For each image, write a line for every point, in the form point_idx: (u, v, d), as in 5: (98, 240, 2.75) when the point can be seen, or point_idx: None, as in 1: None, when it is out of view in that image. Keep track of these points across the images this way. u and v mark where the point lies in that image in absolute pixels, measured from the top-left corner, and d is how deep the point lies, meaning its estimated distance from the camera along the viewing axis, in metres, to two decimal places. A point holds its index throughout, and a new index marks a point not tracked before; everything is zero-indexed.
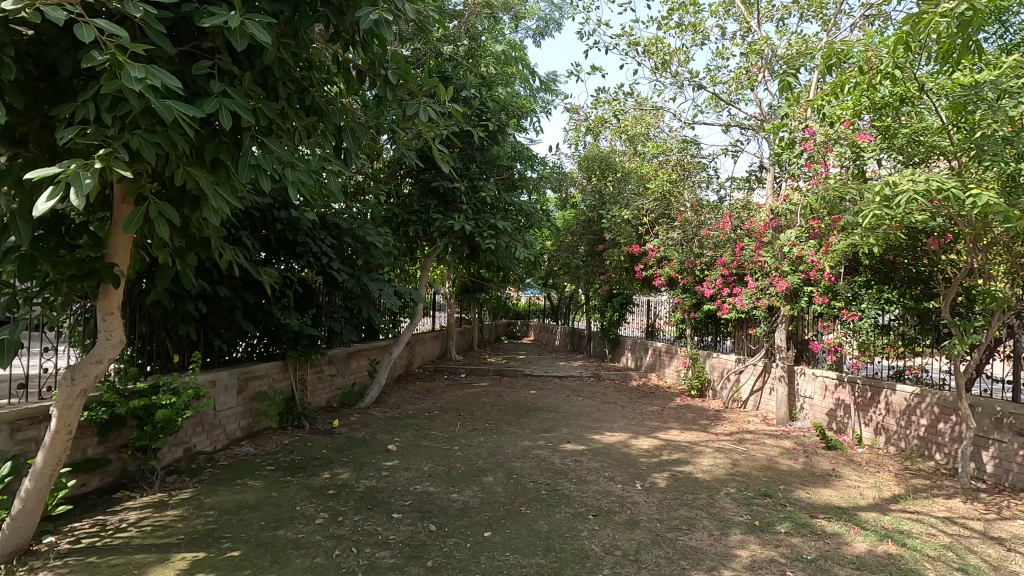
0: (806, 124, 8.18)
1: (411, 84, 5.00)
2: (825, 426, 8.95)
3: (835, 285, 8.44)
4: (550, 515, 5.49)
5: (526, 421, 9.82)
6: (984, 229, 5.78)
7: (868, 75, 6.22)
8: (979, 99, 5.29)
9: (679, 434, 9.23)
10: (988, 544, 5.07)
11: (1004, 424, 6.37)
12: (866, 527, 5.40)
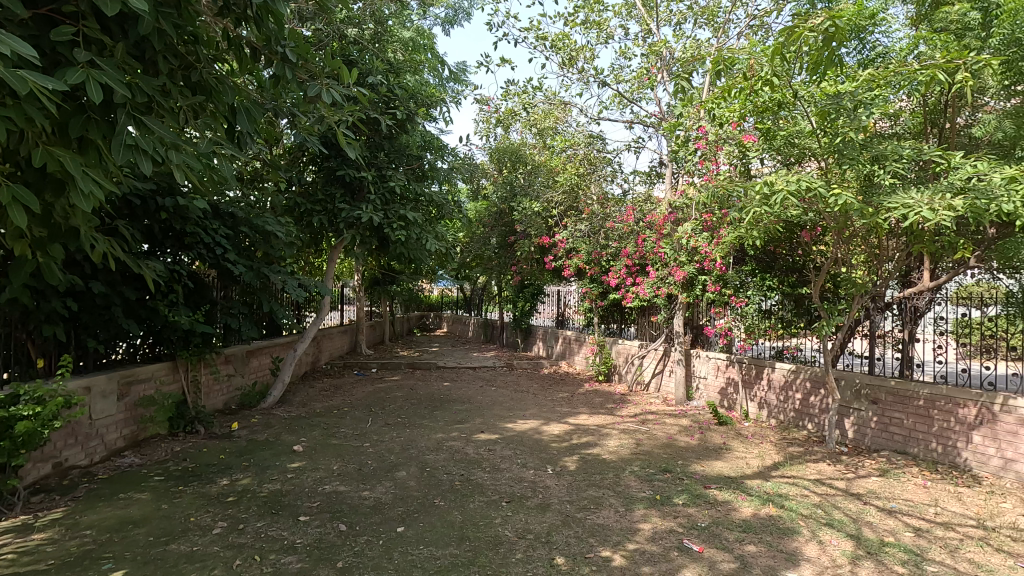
0: (699, 123, 8.81)
1: (313, 64, 4.73)
2: (717, 403, 9.75)
3: (724, 275, 9.11)
4: (463, 505, 5.52)
5: (440, 413, 9.79)
6: (846, 223, 6.55)
7: (752, 82, 6.77)
8: (839, 109, 6.05)
9: (587, 418, 9.63)
10: (849, 500, 5.78)
11: (862, 394, 7.33)
12: (751, 493, 5.97)
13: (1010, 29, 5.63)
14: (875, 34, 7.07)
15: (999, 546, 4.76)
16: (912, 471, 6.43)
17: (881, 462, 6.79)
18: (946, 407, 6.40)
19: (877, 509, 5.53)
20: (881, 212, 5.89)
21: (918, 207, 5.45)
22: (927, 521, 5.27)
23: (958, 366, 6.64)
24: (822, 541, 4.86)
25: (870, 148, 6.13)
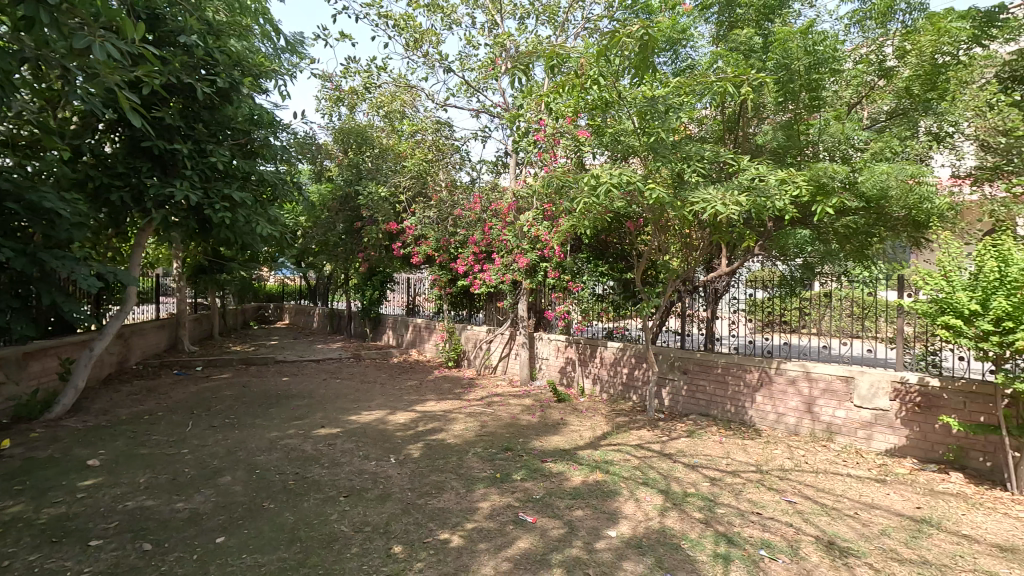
0: (538, 117, 9.25)
1: (92, 8, 3.98)
2: (557, 381, 10.38)
3: (564, 262, 9.76)
4: (296, 505, 5.19)
5: (276, 410, 9.08)
6: (661, 214, 7.37)
7: (584, 81, 7.23)
8: (655, 111, 6.87)
9: (435, 404, 9.64)
10: (662, 460, 6.55)
11: (676, 366, 8.37)
12: (581, 462, 6.47)
13: (782, 55, 6.84)
14: (685, 48, 8.00)
15: (770, 485, 5.75)
16: (712, 430, 7.49)
17: (689, 424, 7.80)
18: (738, 372, 7.62)
19: (682, 466, 6.34)
20: (686, 205, 6.63)
21: (713, 202, 6.25)
22: (720, 471, 6.17)
23: (746, 338, 7.75)
24: (637, 499, 5.43)
25: (679, 148, 7.05)
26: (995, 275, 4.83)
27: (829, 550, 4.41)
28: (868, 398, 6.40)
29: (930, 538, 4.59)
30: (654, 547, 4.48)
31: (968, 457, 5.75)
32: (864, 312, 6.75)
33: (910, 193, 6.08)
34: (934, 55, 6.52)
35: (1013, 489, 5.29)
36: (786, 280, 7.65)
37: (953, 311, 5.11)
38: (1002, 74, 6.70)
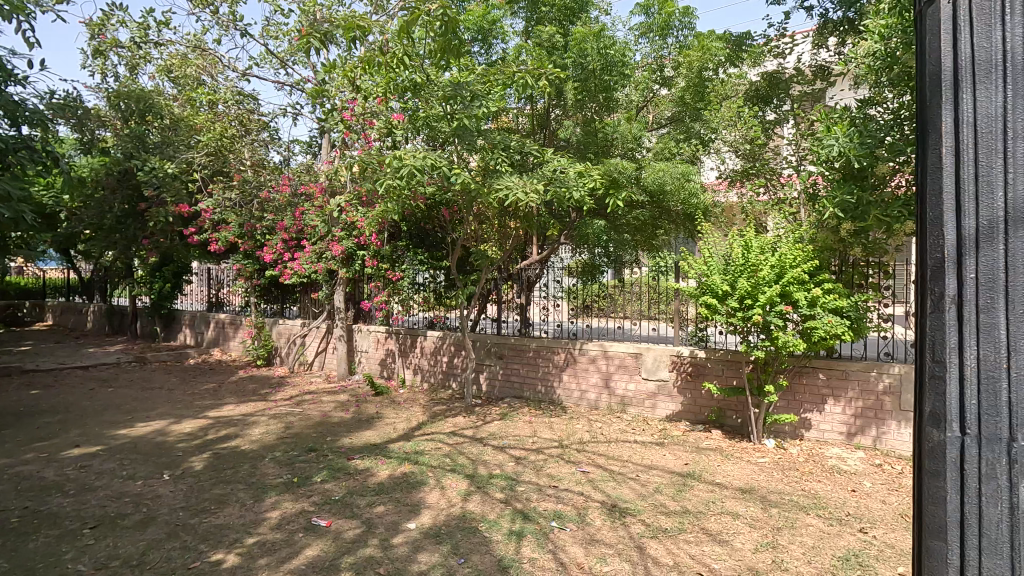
0: (346, 94, 8.33)
1: None
2: (377, 374, 9.77)
3: (381, 249, 8.76)
4: (16, 549, 4.10)
5: (8, 432, 7.18)
6: (470, 204, 7.20)
7: (392, 60, 6.46)
8: (459, 97, 6.52)
9: (233, 408, 8.46)
10: (472, 445, 6.49)
11: (492, 352, 8.37)
12: (391, 455, 6.18)
13: (578, 54, 7.17)
14: (497, 41, 7.84)
15: (569, 458, 5.94)
16: (523, 411, 7.59)
17: (504, 408, 7.84)
18: (546, 355, 7.78)
19: (491, 449, 6.35)
20: (491, 191, 6.41)
21: (515, 189, 6.21)
22: (526, 450, 6.26)
23: (556, 322, 7.75)
24: (443, 487, 5.31)
25: (482, 134, 6.76)
26: (740, 258, 5.63)
27: (611, 513, 4.63)
28: (652, 371, 6.93)
29: (692, 490, 5.03)
30: (453, 534, 4.34)
31: (725, 416, 6.47)
32: (658, 297, 7.02)
33: (683, 187, 6.67)
34: (701, 72, 7.22)
35: (757, 438, 6.00)
36: (587, 265, 7.77)
37: (710, 292, 5.80)
38: (750, 94, 7.36)
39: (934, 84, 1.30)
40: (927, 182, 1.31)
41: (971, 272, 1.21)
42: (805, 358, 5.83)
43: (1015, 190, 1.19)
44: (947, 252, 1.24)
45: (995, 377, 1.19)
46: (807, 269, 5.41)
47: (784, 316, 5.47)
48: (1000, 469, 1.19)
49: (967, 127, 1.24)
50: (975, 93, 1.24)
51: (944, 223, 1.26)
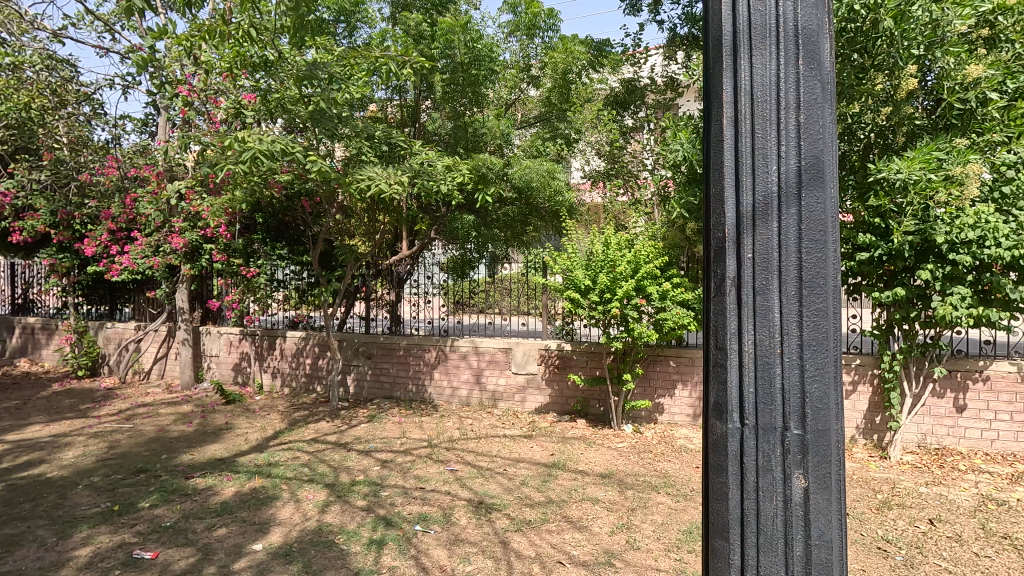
0: (182, 66, 6.83)
1: None
2: (229, 381, 8.40)
3: (231, 243, 7.59)
4: None
5: None
6: (331, 194, 6.29)
7: (237, 33, 5.31)
8: (313, 78, 5.35)
9: (39, 428, 6.57)
10: (336, 451, 5.69)
11: (360, 351, 7.63)
12: (238, 471, 5.11)
13: (443, 45, 6.46)
14: (361, 26, 7.01)
15: (437, 458, 5.49)
16: (393, 412, 7.00)
17: (372, 409, 7.19)
18: (417, 352, 7.29)
19: (358, 453, 5.61)
20: (356, 183, 5.60)
21: (378, 181, 5.54)
22: (393, 452, 5.65)
23: (427, 320, 7.36)
24: (299, 500, 4.49)
25: (345, 121, 5.86)
26: (601, 255, 5.82)
27: (477, 510, 4.32)
28: (521, 365, 6.78)
29: (556, 480, 4.96)
30: (305, 550, 3.67)
31: (589, 405, 6.58)
32: (532, 292, 6.83)
33: (549, 185, 6.58)
34: (567, 74, 6.97)
35: (616, 424, 6.24)
36: (458, 261, 7.41)
37: (574, 286, 5.96)
38: (610, 101, 7.59)
39: (714, 47, 1.12)
40: (709, 154, 1.12)
41: (746, 256, 1.04)
42: (658, 347, 6.16)
43: (790, 163, 1.02)
44: (725, 234, 1.07)
45: (771, 379, 1.03)
46: (658, 265, 5.72)
47: (638, 308, 5.75)
48: (775, 460, 1.03)
49: (742, 94, 1.06)
50: (750, 55, 1.06)
51: (722, 202, 1.08)
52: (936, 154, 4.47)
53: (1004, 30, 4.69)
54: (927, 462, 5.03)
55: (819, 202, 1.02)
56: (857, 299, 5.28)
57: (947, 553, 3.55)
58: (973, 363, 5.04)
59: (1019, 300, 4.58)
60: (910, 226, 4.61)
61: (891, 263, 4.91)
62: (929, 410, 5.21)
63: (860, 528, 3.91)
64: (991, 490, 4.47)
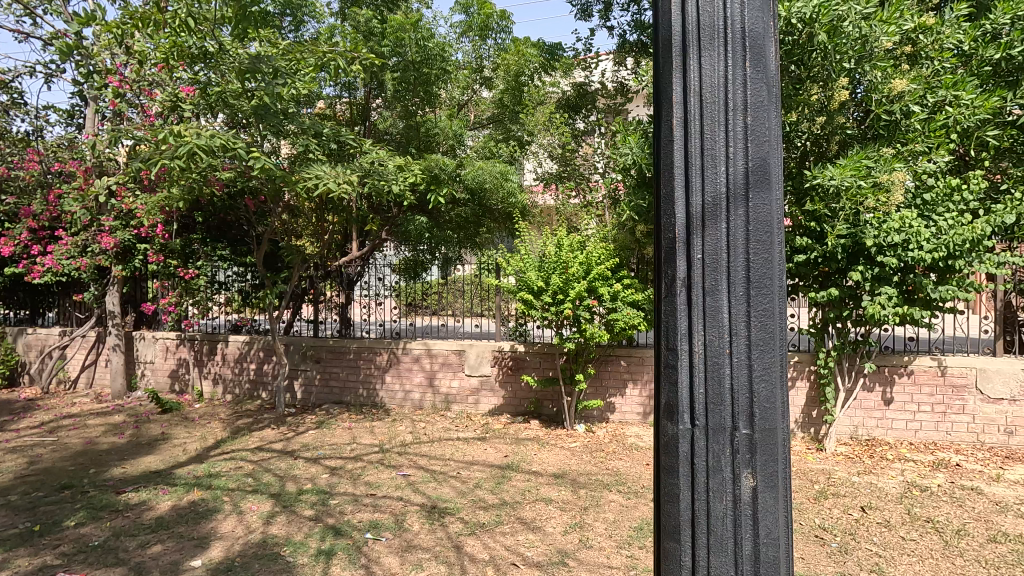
0: (113, 55, 6.42)
1: None
2: (165, 390, 7.95)
3: (168, 243, 7.18)
4: None
5: None
6: (276, 192, 6.05)
7: (174, 22, 5.06)
8: (257, 72, 5.15)
9: None
10: (281, 459, 5.47)
11: (308, 355, 7.39)
12: (175, 483, 4.82)
13: (394, 43, 6.33)
14: (308, 20, 6.80)
15: (388, 463, 5.37)
16: (343, 417, 6.80)
17: (320, 415, 6.96)
18: (368, 356, 7.12)
19: (306, 461, 5.42)
20: (302, 181, 5.40)
21: (326, 179, 5.35)
22: (342, 459, 5.49)
23: (378, 322, 7.16)
24: (241, 512, 4.29)
25: (291, 116, 5.63)
26: (554, 256, 5.85)
27: (430, 515, 4.24)
28: (475, 367, 6.74)
29: (510, 481, 4.95)
30: (248, 564, 3.50)
31: (543, 406, 6.61)
32: (485, 293, 6.78)
33: (501, 187, 6.57)
34: (519, 76, 7.01)
35: (569, 424, 6.29)
36: (410, 262, 7.30)
37: (527, 288, 5.97)
38: (562, 104, 7.66)
39: (664, 48, 1.12)
40: (660, 154, 1.13)
41: (696, 256, 1.05)
42: (609, 347, 6.24)
43: (738, 165, 1.04)
44: (676, 233, 1.07)
45: (720, 379, 1.04)
46: (609, 266, 5.79)
47: (590, 309, 5.81)
48: (725, 460, 1.04)
49: (692, 94, 1.07)
50: (700, 55, 1.07)
51: (673, 202, 1.09)
52: (865, 162, 4.75)
53: (925, 47, 5.02)
54: (859, 452, 5.32)
55: (765, 204, 1.04)
56: (794, 299, 5.59)
57: (879, 538, 3.76)
58: (898, 358, 5.38)
59: (938, 299, 4.91)
60: (843, 230, 4.88)
61: (826, 265, 5.16)
62: (860, 404, 5.52)
63: (799, 517, 4.08)
64: (916, 477, 4.77)
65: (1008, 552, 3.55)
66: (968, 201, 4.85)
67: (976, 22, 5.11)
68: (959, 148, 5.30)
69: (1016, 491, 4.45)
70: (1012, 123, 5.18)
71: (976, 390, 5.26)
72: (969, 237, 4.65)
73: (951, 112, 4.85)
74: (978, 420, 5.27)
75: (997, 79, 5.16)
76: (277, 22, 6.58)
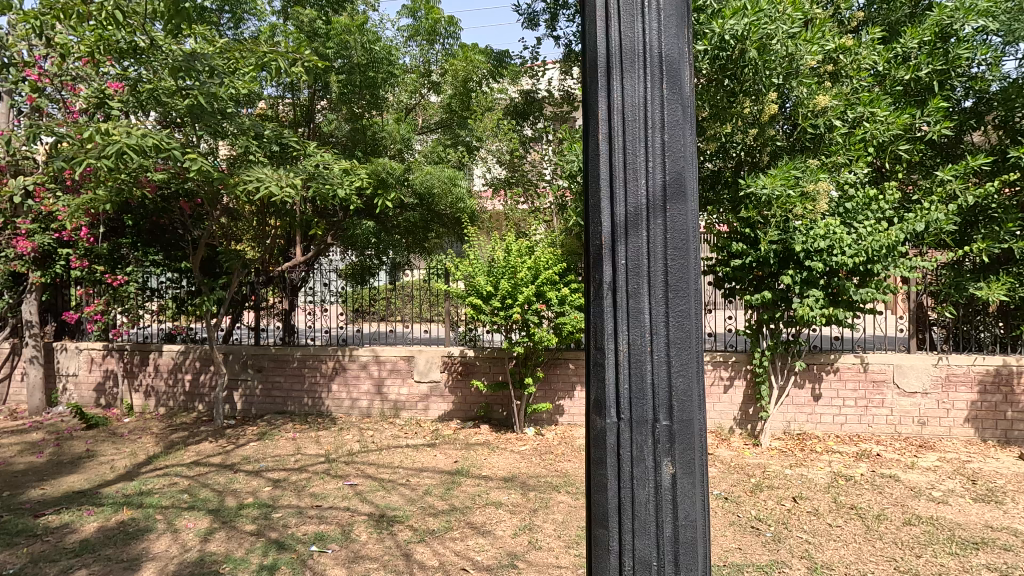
0: (29, 46, 5.97)
1: None
2: (91, 405, 7.47)
3: (93, 247, 6.76)
4: None
5: None
6: (213, 195, 5.81)
7: (99, 15, 4.75)
8: (192, 71, 4.95)
9: None
10: (220, 474, 5.25)
11: (249, 365, 7.12)
12: (101, 503, 4.54)
13: (338, 45, 6.24)
14: (248, 16, 6.57)
15: (335, 473, 5.25)
16: (286, 428, 6.60)
17: (262, 426, 6.72)
18: (313, 364, 6.94)
19: (247, 474, 5.23)
20: (242, 184, 5.22)
21: (268, 182, 5.20)
22: (286, 470, 5.32)
23: (324, 329, 7.00)
24: (176, 530, 4.09)
25: (229, 116, 5.43)
26: (503, 261, 5.91)
27: (378, 524, 4.19)
28: (424, 373, 6.70)
29: (460, 486, 4.95)
30: None
31: (492, 411, 6.63)
32: (434, 299, 6.76)
33: (450, 192, 6.60)
34: (467, 82, 7.06)
35: (519, 428, 6.33)
36: (357, 268, 7.24)
37: (476, 292, 6.00)
38: (510, 110, 7.72)
39: (590, 66, 1.19)
40: (587, 166, 1.19)
41: (620, 262, 1.12)
42: (558, 351, 6.34)
43: (657, 178, 1.12)
44: (602, 240, 1.14)
45: (643, 375, 1.11)
46: (556, 270, 5.89)
47: (539, 313, 5.91)
48: (648, 449, 1.11)
49: (615, 112, 1.14)
50: (621, 76, 1.14)
51: (598, 212, 1.15)
52: (793, 172, 5.05)
53: (844, 67, 5.41)
54: (791, 446, 5.64)
55: (681, 214, 1.12)
56: (731, 302, 5.89)
57: (808, 526, 4.01)
58: (825, 357, 5.74)
59: (859, 301, 5.29)
60: (774, 235, 5.18)
61: (760, 269, 5.47)
62: (792, 400, 5.85)
63: (736, 509, 4.29)
64: (841, 468, 5.11)
65: (920, 533, 3.87)
66: (885, 210, 5.23)
67: (889, 45, 5.53)
68: (876, 160, 5.73)
69: (928, 477, 4.85)
70: (921, 139, 5.66)
71: (893, 384, 5.69)
72: (884, 243, 5.06)
73: (868, 127, 5.22)
74: (896, 412, 5.70)
75: (907, 98, 5.61)
76: (214, 18, 6.34)
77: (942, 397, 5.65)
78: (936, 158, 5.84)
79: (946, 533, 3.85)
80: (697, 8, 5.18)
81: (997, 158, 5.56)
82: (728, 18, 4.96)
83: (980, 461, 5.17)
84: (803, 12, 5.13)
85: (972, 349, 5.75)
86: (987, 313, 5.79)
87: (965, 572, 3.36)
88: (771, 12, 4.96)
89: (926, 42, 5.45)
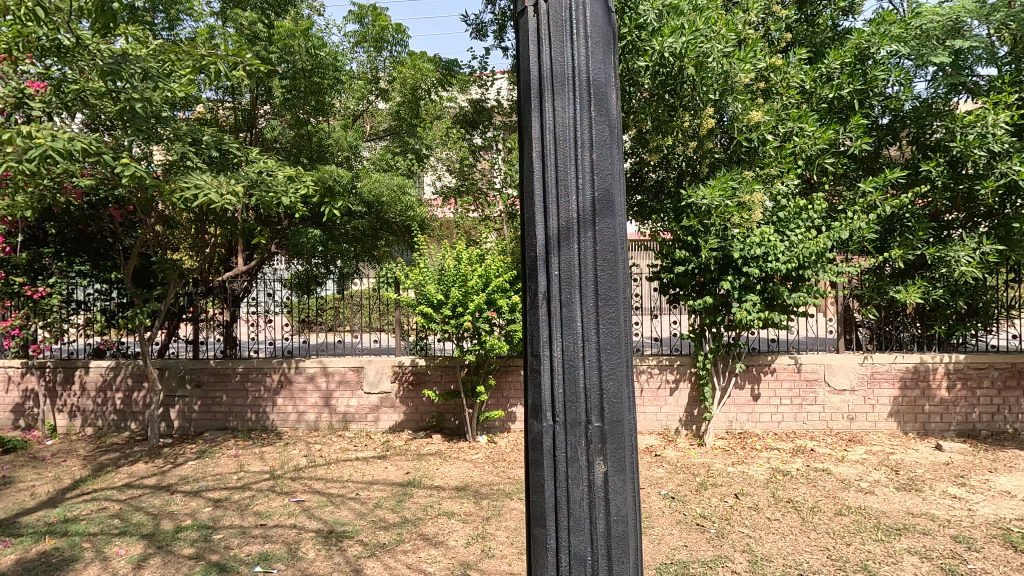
0: None
1: None
2: (7, 427, 6.91)
3: (11, 257, 6.31)
4: None
5: None
6: (147, 201, 5.52)
7: (17, 11, 4.45)
8: (123, 72, 4.70)
9: None
10: (155, 496, 4.99)
11: (187, 380, 6.80)
12: (20, 534, 4.22)
13: (282, 50, 6.09)
14: (184, 16, 6.32)
15: (281, 490, 5.08)
16: (228, 445, 6.33)
17: (202, 444, 6.42)
18: (256, 377, 6.70)
19: (184, 495, 4.98)
20: (178, 191, 4.98)
21: (207, 189, 4.99)
22: (227, 489, 5.11)
23: (268, 340, 6.77)
24: (106, 557, 3.85)
25: (164, 121, 5.20)
26: (453, 270, 5.89)
27: (327, 540, 4.09)
28: (374, 384, 6.58)
29: (411, 498, 4.89)
30: None
31: (445, 420, 6.59)
32: (384, 308, 6.68)
33: (399, 201, 6.53)
34: (416, 89, 6.95)
35: (471, 437, 6.31)
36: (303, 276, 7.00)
37: (426, 301, 5.96)
38: (459, 119, 7.72)
39: (525, 88, 1.24)
40: (524, 182, 1.25)
41: (552, 273, 1.18)
42: (508, 358, 6.38)
43: (586, 194, 1.18)
44: (537, 252, 1.20)
45: (575, 379, 1.16)
46: (507, 278, 5.95)
47: (489, 321, 5.93)
48: (582, 450, 1.16)
49: (547, 132, 1.20)
50: (553, 99, 1.20)
51: (533, 225, 1.21)
52: (730, 183, 5.31)
53: (775, 84, 5.72)
54: (733, 445, 5.89)
55: (610, 228, 1.18)
56: (676, 307, 6.11)
57: (749, 521, 4.19)
58: (763, 358, 6.03)
59: (793, 305, 5.61)
60: (715, 243, 5.43)
61: (702, 275, 5.70)
62: (733, 400, 6.11)
63: (682, 508, 4.44)
64: (779, 464, 5.38)
65: (849, 522, 4.12)
66: (814, 219, 5.57)
67: (814, 66, 5.91)
68: (806, 173, 6.05)
69: (856, 469, 5.18)
70: (844, 153, 6.06)
71: (825, 382, 6.05)
72: (814, 250, 5.40)
73: (797, 141, 5.60)
74: (827, 409, 6.06)
75: (831, 115, 6.03)
76: (147, 17, 6.04)
77: (868, 393, 6.05)
78: (858, 170, 6.29)
79: (872, 521, 4.12)
80: (638, 26, 5.37)
81: (911, 171, 5.99)
82: (667, 36, 5.17)
83: (902, 453, 5.57)
84: (736, 32, 5.40)
85: (894, 347, 6.21)
86: (906, 314, 6.26)
87: (889, 557, 3.61)
88: (706, 31, 5.21)
89: (847, 63, 5.85)
